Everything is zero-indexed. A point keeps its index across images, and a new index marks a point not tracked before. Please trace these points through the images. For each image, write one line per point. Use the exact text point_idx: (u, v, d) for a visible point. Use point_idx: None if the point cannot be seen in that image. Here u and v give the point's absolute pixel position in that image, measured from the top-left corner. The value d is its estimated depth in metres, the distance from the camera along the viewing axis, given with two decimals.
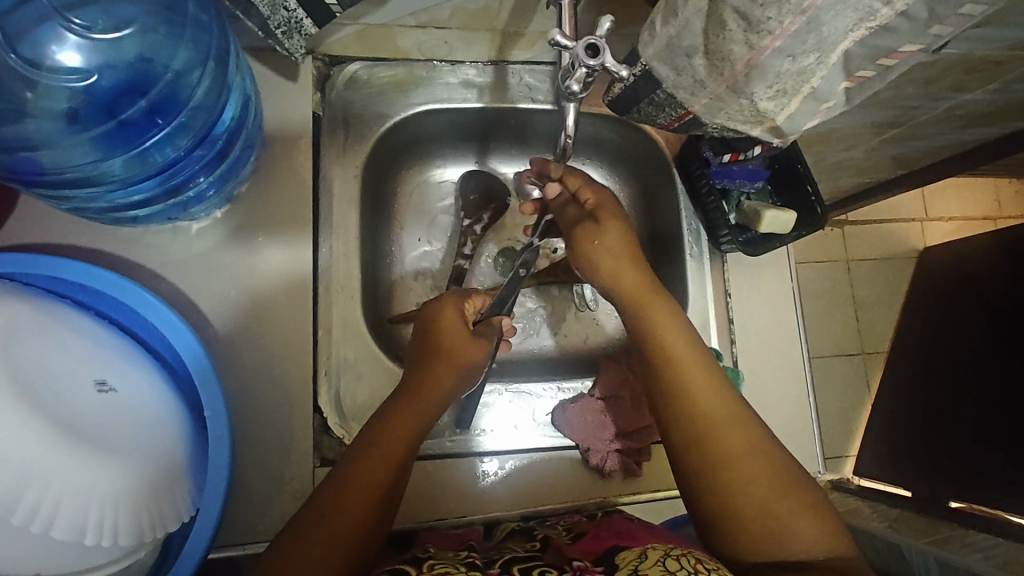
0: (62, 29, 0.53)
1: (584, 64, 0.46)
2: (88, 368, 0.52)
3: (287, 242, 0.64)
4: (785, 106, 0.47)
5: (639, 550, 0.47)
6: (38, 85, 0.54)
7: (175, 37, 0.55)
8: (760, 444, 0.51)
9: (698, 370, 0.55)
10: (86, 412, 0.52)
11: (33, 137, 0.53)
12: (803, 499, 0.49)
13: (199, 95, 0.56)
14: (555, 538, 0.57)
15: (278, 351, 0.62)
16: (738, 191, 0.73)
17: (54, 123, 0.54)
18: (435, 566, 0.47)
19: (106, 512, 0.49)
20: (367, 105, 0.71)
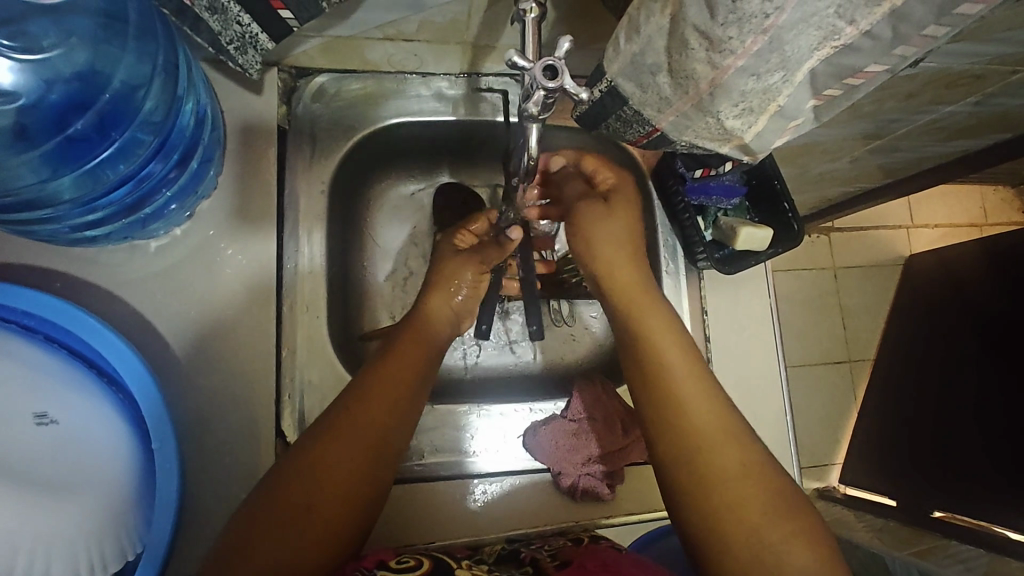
0: None
1: (543, 87, 0.44)
2: (27, 400, 0.50)
3: (251, 261, 0.62)
4: (753, 123, 0.45)
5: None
6: None
7: (121, 49, 0.52)
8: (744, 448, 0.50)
9: (696, 386, 0.53)
10: (27, 446, 0.50)
11: None
12: (800, 521, 0.47)
13: (148, 108, 0.54)
14: (542, 563, 0.55)
15: (239, 372, 0.60)
16: (715, 208, 0.71)
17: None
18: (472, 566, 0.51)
19: (39, 552, 0.49)
20: (336, 117, 0.69)
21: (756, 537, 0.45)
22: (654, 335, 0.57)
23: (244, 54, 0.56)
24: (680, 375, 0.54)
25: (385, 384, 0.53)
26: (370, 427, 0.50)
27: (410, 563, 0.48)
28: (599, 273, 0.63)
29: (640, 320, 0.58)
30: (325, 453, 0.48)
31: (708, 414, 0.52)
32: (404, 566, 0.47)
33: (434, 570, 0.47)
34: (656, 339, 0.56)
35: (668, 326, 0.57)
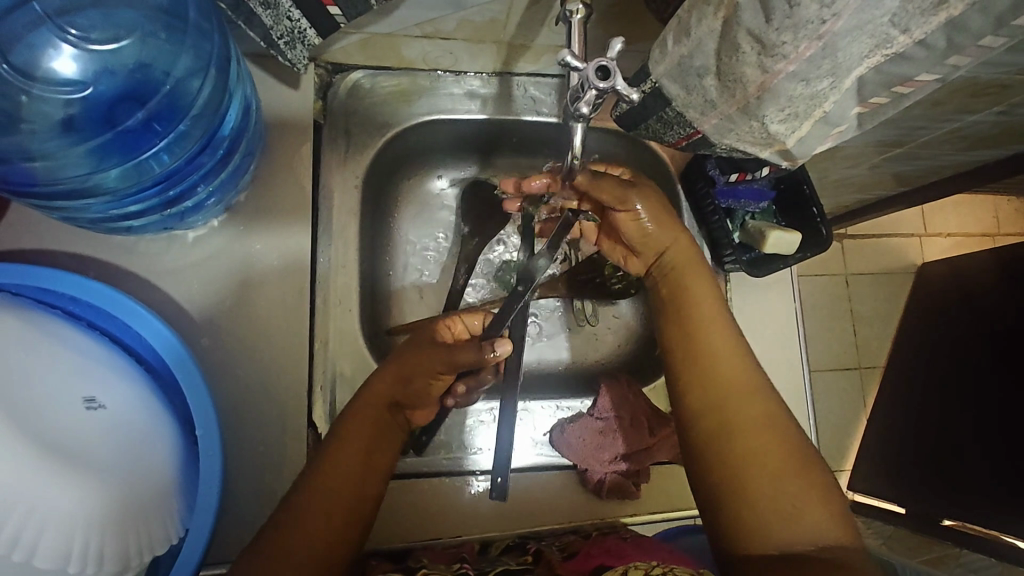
0: (58, 38, 0.52)
1: (595, 87, 0.45)
2: (76, 386, 0.50)
3: (286, 252, 0.63)
4: (797, 129, 0.46)
5: (621, 568, 0.46)
6: (31, 93, 0.53)
7: (175, 43, 0.54)
8: (774, 419, 0.50)
9: (734, 354, 0.54)
10: (72, 430, 0.50)
11: (30, 148, 0.52)
12: (820, 485, 0.47)
13: (197, 100, 0.54)
14: (548, 553, 0.56)
15: (273, 363, 0.61)
16: (742, 211, 0.72)
17: (48, 136, 0.52)
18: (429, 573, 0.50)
19: (89, 538, 0.49)
20: (368, 113, 0.70)
21: (786, 514, 0.46)
22: (693, 296, 0.57)
23: (288, 49, 0.57)
24: (720, 338, 0.55)
25: (358, 420, 0.53)
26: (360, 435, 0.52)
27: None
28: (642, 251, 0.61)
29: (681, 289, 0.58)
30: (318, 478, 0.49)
31: (752, 383, 0.52)
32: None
33: None
34: (693, 299, 0.57)
35: (713, 302, 0.57)
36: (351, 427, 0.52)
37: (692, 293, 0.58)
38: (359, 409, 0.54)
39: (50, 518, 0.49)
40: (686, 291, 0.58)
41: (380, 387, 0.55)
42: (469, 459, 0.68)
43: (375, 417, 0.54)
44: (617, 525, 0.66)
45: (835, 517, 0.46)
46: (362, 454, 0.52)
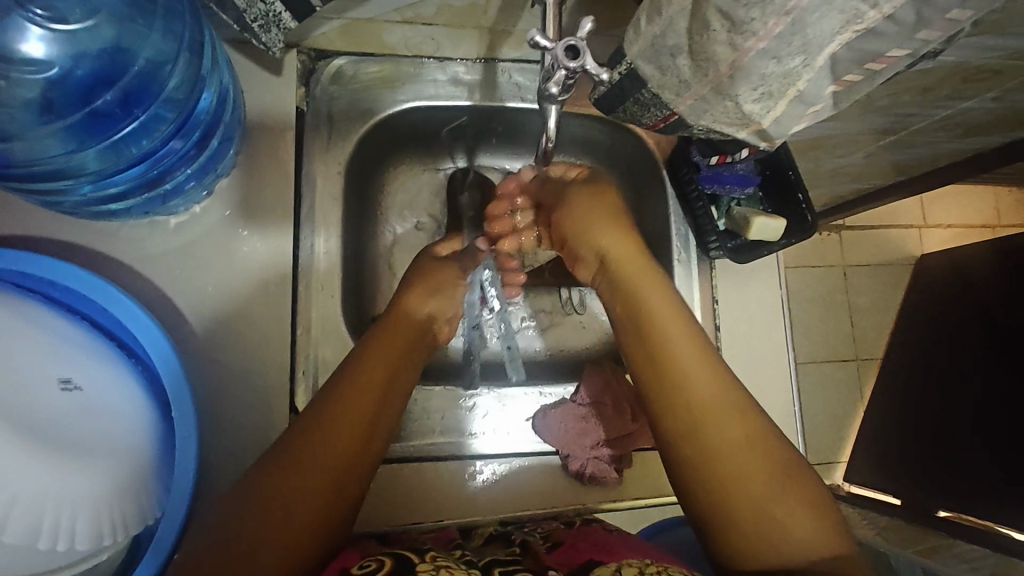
0: (26, 21, 0.52)
1: (564, 66, 0.46)
2: (51, 366, 0.50)
3: (267, 239, 0.63)
4: (771, 108, 0.45)
5: (614, 566, 0.47)
6: (10, 77, 0.53)
7: (148, 26, 0.54)
8: (751, 429, 0.48)
9: (706, 379, 0.50)
10: (49, 410, 0.51)
11: (5, 128, 0.52)
12: (809, 496, 0.46)
13: (173, 86, 0.55)
14: (533, 544, 0.56)
15: (253, 349, 0.61)
16: (727, 197, 0.72)
17: (22, 115, 0.52)
18: (437, 557, 0.48)
19: (63, 516, 0.50)
20: (351, 101, 0.69)
21: (777, 531, 0.44)
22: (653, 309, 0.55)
23: (267, 34, 0.57)
24: (683, 349, 0.52)
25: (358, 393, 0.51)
26: (354, 410, 0.50)
27: (372, 565, 0.43)
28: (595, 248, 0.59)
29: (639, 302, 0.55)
30: (310, 471, 0.46)
31: (727, 400, 0.49)
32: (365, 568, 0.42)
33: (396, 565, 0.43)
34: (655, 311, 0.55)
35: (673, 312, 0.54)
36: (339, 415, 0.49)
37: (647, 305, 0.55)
38: (348, 390, 0.51)
39: (27, 495, 0.49)
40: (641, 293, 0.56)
41: (384, 350, 0.56)
42: (468, 443, 0.68)
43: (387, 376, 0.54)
44: (594, 512, 0.67)
45: (831, 527, 0.45)
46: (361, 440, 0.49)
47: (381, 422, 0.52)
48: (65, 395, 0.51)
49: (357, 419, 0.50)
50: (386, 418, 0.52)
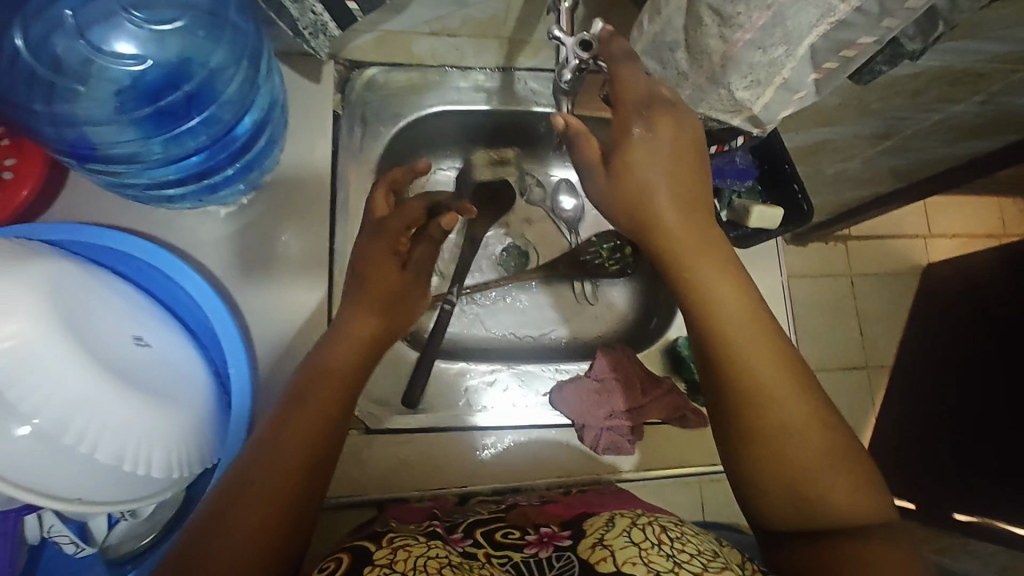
0: (122, 22, 0.59)
1: (577, 56, 0.53)
2: (128, 323, 0.51)
3: (305, 226, 0.69)
4: (760, 95, 0.52)
5: (607, 518, 0.54)
6: (96, 70, 0.59)
7: (215, 39, 0.60)
8: (799, 394, 0.51)
9: (759, 337, 0.52)
10: (127, 360, 0.49)
11: (87, 115, 0.58)
12: (853, 466, 0.49)
13: (230, 91, 0.61)
14: (524, 503, 0.63)
15: (293, 324, 0.67)
16: (729, 190, 0.76)
17: (101, 100, 0.59)
18: (394, 538, 0.52)
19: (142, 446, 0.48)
20: (382, 106, 0.77)
21: (814, 487, 0.49)
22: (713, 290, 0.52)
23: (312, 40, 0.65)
24: (742, 323, 0.52)
25: (309, 396, 0.53)
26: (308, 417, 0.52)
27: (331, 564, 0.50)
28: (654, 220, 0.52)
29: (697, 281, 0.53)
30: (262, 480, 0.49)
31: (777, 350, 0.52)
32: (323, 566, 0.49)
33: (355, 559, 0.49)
34: (715, 293, 0.52)
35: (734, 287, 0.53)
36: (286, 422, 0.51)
37: (710, 288, 0.52)
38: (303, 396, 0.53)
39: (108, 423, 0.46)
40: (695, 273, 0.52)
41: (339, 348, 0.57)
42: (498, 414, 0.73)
43: (341, 377, 0.55)
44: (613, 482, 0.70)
45: (869, 496, 0.49)
46: (308, 447, 0.51)
47: (333, 425, 0.53)
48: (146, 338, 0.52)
49: (307, 443, 0.51)
50: (340, 428, 0.54)
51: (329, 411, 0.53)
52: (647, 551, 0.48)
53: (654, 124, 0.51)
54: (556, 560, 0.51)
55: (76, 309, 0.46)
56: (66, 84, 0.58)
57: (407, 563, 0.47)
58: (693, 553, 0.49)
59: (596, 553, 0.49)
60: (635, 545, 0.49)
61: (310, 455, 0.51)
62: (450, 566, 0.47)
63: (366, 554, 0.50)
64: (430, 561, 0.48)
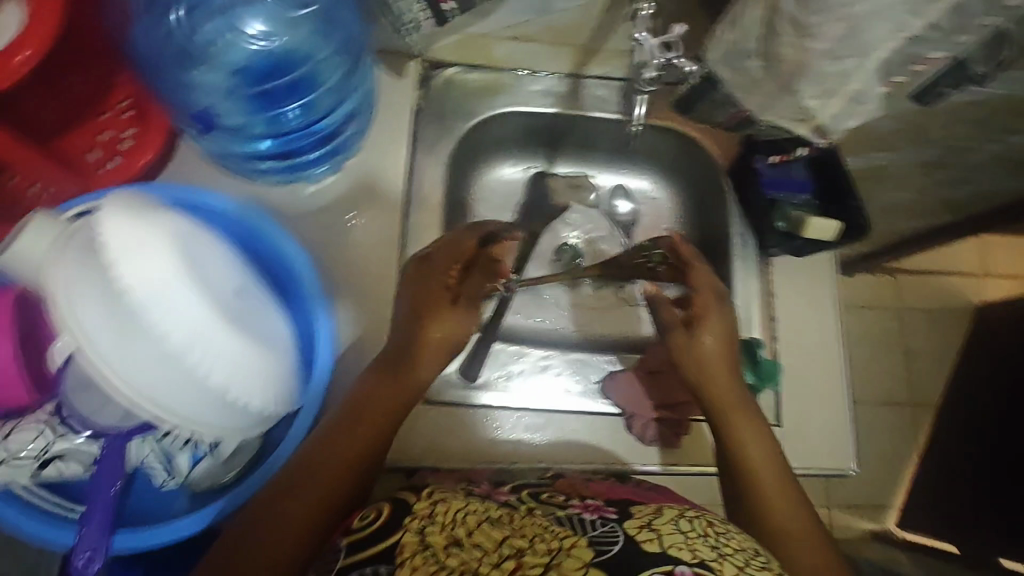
0: (251, 7, 0.66)
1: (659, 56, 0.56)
2: (235, 277, 0.58)
3: (380, 207, 0.75)
4: (830, 104, 0.54)
5: (654, 507, 0.55)
6: (216, 45, 0.65)
7: (323, 32, 0.68)
8: (810, 530, 0.58)
9: (779, 486, 0.61)
10: (235, 308, 0.55)
11: (205, 84, 0.65)
12: None
13: (332, 81, 0.69)
14: (567, 479, 0.64)
15: (362, 298, 0.72)
16: (786, 203, 0.78)
17: (220, 73, 0.65)
18: (433, 494, 0.55)
19: (246, 380, 0.53)
20: (457, 104, 0.81)
21: None
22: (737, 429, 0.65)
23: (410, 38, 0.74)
24: (758, 453, 0.63)
25: (346, 423, 0.58)
26: (345, 440, 0.57)
27: (372, 514, 0.52)
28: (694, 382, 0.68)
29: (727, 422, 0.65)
30: (296, 485, 0.54)
31: (796, 506, 0.60)
32: (366, 520, 0.51)
33: (393, 513, 0.52)
34: (736, 427, 0.65)
35: (755, 428, 0.65)
36: (323, 442, 0.57)
37: (735, 425, 0.65)
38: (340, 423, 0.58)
39: (220, 355, 0.51)
40: (723, 412, 0.66)
41: (372, 385, 0.61)
42: (551, 397, 0.76)
43: (377, 412, 0.59)
44: (656, 472, 0.72)
45: None
46: (342, 467, 0.56)
47: (366, 451, 0.57)
48: (245, 292, 0.58)
49: (340, 464, 0.56)
50: (372, 451, 0.58)
51: (359, 445, 0.57)
52: (693, 540, 0.48)
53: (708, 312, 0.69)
54: (599, 525, 0.51)
55: (195, 256, 0.53)
56: (192, 57, 0.65)
57: (449, 516, 0.50)
58: (748, 549, 0.48)
59: (644, 532, 0.49)
60: (683, 532, 0.49)
61: (342, 473, 0.55)
62: (488, 522, 0.50)
63: (406, 507, 0.52)
64: (470, 515, 0.51)
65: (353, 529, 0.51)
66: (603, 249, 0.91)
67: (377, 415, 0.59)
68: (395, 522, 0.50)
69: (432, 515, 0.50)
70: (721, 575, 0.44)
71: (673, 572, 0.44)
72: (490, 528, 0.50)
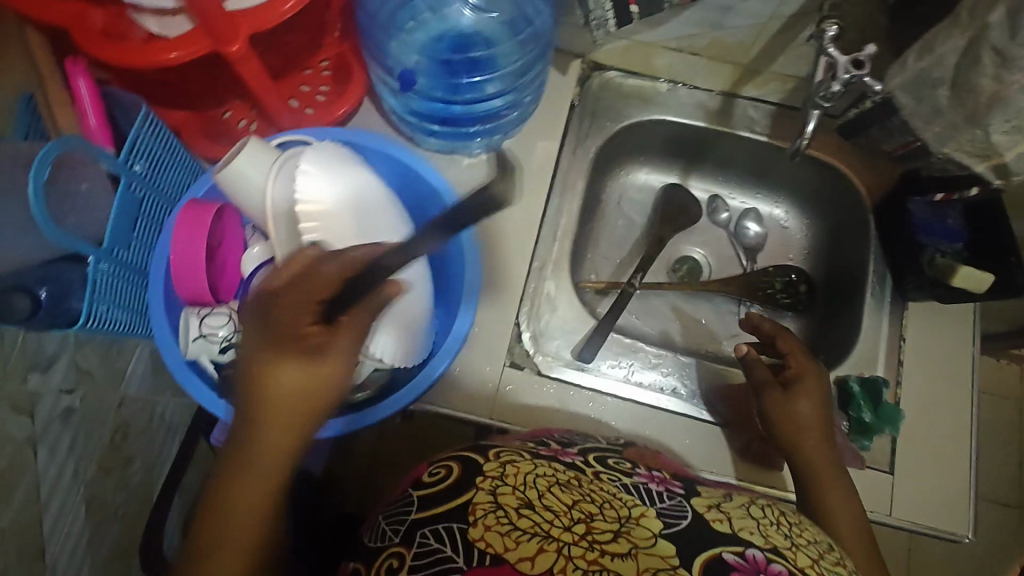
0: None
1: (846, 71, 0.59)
2: (389, 231, 0.65)
3: (527, 187, 0.80)
4: (1017, 143, 0.54)
5: (722, 492, 0.55)
6: (421, 18, 0.74)
7: (514, 21, 0.74)
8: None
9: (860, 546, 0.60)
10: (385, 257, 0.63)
11: (404, 48, 0.73)
12: None
13: (510, 66, 0.75)
14: (637, 447, 0.64)
15: (498, 265, 0.77)
16: (932, 249, 0.76)
17: (419, 41, 0.73)
18: (500, 454, 0.54)
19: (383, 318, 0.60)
20: (611, 104, 0.86)
21: None
22: (820, 488, 0.63)
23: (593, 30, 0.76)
24: (842, 513, 0.62)
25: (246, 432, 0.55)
26: (251, 458, 0.55)
27: (441, 472, 0.52)
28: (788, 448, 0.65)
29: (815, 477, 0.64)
30: (242, 486, 0.54)
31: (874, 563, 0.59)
32: (435, 478, 0.52)
33: (463, 468, 0.52)
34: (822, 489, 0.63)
35: (848, 505, 0.62)
36: (226, 457, 0.55)
37: (824, 492, 0.63)
38: (249, 439, 0.55)
39: None
40: (818, 482, 0.63)
41: (255, 356, 0.54)
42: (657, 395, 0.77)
43: (278, 437, 0.55)
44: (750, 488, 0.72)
45: None
46: (252, 476, 0.54)
47: (257, 472, 0.55)
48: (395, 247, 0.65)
49: (269, 479, 0.55)
50: (278, 472, 0.55)
51: (275, 458, 0.55)
52: (765, 526, 0.49)
53: (799, 397, 0.67)
54: (666, 498, 0.51)
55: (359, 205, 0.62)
56: (400, 23, 0.73)
57: (520, 478, 0.51)
58: (809, 541, 0.49)
59: (713, 511, 0.50)
60: (754, 517, 0.50)
61: (263, 493, 0.55)
62: (559, 486, 0.50)
63: (474, 465, 0.52)
64: (540, 479, 0.51)
65: (423, 483, 0.52)
66: (722, 268, 0.95)
67: (281, 424, 0.55)
68: (466, 486, 0.50)
69: (502, 475, 0.51)
70: (793, 561, 0.45)
71: (746, 555, 0.45)
72: (559, 493, 0.49)
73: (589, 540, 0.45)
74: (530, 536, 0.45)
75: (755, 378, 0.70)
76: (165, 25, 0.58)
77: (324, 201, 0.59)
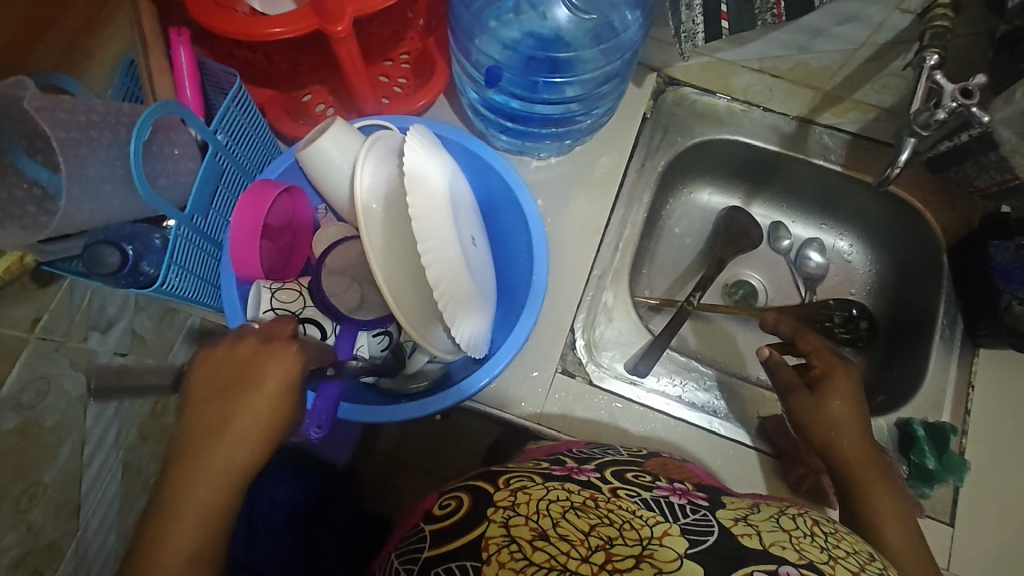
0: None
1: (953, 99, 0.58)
2: (468, 227, 0.63)
3: (592, 194, 0.79)
4: None
5: (750, 503, 0.53)
6: (507, 15, 0.73)
7: (600, 26, 0.72)
8: None
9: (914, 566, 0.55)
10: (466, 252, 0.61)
11: (487, 42, 0.73)
12: None
13: (590, 71, 0.73)
14: (664, 456, 0.63)
15: (557, 269, 0.77)
16: (1011, 295, 0.71)
17: (502, 38, 0.73)
18: (511, 480, 0.53)
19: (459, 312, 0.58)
20: (684, 120, 0.85)
21: None
22: (870, 508, 0.59)
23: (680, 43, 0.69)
24: (891, 525, 0.58)
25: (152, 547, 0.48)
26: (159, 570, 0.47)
27: (451, 504, 0.52)
28: (825, 451, 0.62)
29: (861, 498, 0.60)
30: None
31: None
32: (446, 510, 0.51)
33: (472, 504, 0.51)
34: (870, 510, 0.59)
35: (896, 513, 0.59)
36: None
37: (871, 504, 0.59)
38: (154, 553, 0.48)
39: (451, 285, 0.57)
40: (862, 489, 0.60)
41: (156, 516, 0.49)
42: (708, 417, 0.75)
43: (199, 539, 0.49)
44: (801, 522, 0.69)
45: None
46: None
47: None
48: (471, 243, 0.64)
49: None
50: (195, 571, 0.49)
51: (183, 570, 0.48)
52: (799, 539, 0.46)
53: (827, 395, 0.64)
54: (689, 511, 0.49)
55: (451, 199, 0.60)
56: (487, 19, 0.73)
57: (531, 506, 0.48)
58: (848, 551, 0.46)
59: (740, 526, 0.47)
60: (787, 529, 0.47)
61: None
62: (573, 511, 0.47)
63: (486, 496, 0.51)
64: (553, 504, 0.48)
65: (435, 516, 0.51)
66: (778, 297, 0.93)
67: (200, 532, 0.49)
68: (474, 519, 0.49)
69: (512, 506, 0.49)
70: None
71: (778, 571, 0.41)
72: (576, 517, 0.47)
73: (609, 570, 0.41)
74: (546, 571, 0.41)
75: (778, 381, 0.67)
76: (268, 4, 0.63)
77: (429, 181, 0.56)
